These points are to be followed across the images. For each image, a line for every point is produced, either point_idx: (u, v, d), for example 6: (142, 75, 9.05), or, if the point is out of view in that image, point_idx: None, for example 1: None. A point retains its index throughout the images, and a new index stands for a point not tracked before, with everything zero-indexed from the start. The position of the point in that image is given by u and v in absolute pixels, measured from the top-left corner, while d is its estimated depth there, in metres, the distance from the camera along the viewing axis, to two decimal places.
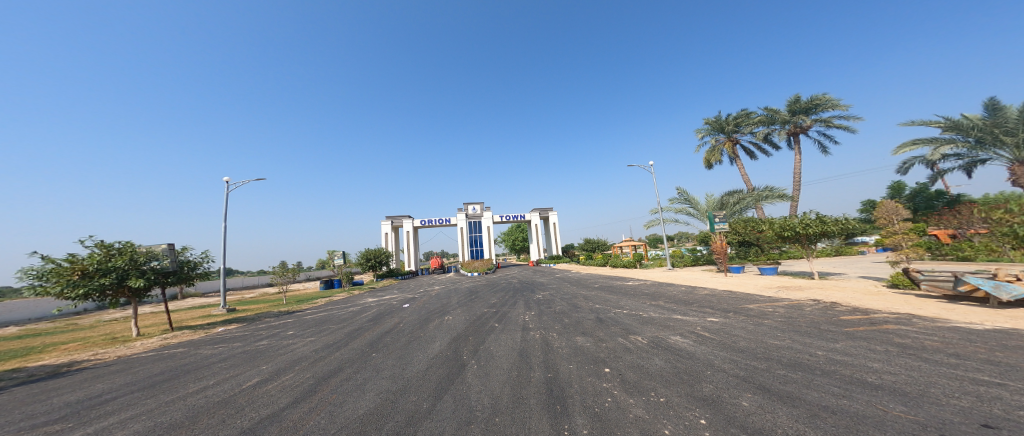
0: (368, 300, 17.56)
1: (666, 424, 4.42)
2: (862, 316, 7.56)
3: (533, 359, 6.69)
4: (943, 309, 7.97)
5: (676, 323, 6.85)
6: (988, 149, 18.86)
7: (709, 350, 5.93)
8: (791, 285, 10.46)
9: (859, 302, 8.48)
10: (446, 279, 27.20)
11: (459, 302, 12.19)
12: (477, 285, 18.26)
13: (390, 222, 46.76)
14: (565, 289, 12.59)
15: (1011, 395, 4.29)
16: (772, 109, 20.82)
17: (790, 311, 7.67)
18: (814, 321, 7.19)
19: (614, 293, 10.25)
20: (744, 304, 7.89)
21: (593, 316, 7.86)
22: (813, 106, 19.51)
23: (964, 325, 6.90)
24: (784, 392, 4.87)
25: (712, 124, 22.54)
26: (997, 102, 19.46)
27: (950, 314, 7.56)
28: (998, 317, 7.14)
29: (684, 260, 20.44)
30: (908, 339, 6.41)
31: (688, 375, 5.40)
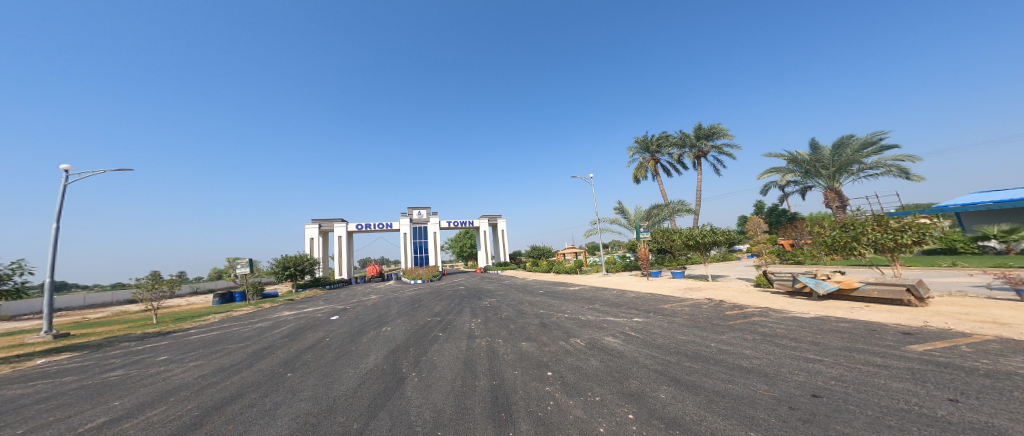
0: (282, 314, 15.44)
1: (601, 423, 4.95)
2: (739, 311, 9.45)
3: (478, 367, 6.80)
4: (791, 303, 10.41)
5: (609, 324, 7.66)
6: (812, 178, 25.08)
7: (636, 348, 6.78)
8: (694, 286, 12.46)
9: (737, 299, 10.56)
10: (382, 288, 25.23)
11: (398, 311, 11.61)
12: (418, 294, 17.41)
13: (317, 225, 41.60)
14: (512, 295, 12.92)
15: (826, 369, 5.89)
16: (684, 134, 24.52)
17: (691, 309, 9.18)
18: (708, 317, 8.75)
19: (556, 298, 10.92)
20: (660, 305, 9.18)
21: (537, 321, 8.29)
22: (712, 133, 23.48)
23: (802, 314, 9.13)
24: (690, 383, 5.86)
25: (638, 143, 25.47)
26: (817, 143, 25.93)
27: (793, 306, 9.93)
28: (821, 308, 9.63)
29: (617, 266, 22.51)
30: (769, 328, 8.22)
31: (619, 373, 6.10)
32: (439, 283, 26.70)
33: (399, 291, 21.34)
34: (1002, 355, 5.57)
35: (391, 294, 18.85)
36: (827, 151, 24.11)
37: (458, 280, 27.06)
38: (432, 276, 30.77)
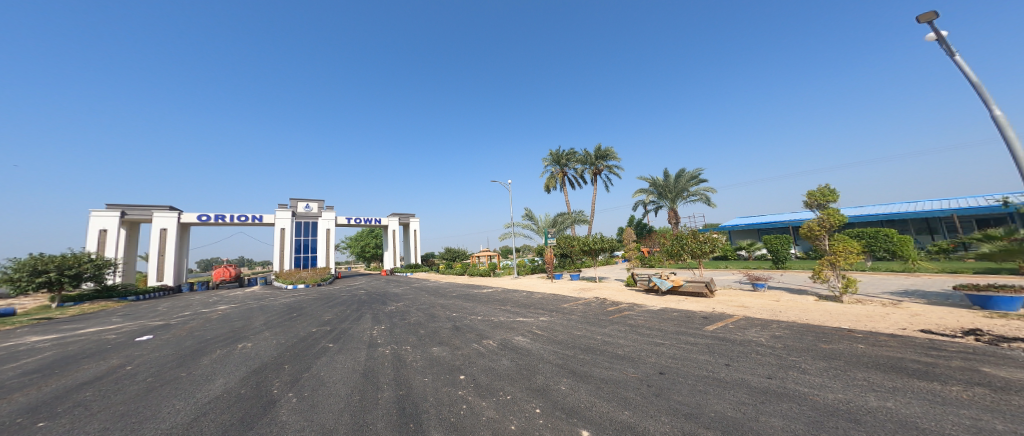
0: (36, 339, 10.55)
1: (513, 419, 5.08)
2: (615, 307, 11.06)
3: (381, 378, 6.16)
4: (652, 298, 12.82)
5: (519, 324, 8.03)
6: (662, 199, 31.41)
7: (542, 345, 7.27)
8: (588, 287, 14.12)
9: (617, 297, 12.41)
10: (244, 295, 20.31)
11: (271, 323, 9.62)
12: (294, 301, 14.67)
13: (119, 214, 30.41)
14: (421, 298, 12.20)
15: (666, 350, 7.46)
16: (586, 153, 27.56)
17: (584, 306, 10.37)
18: (596, 313, 10.04)
19: (469, 300, 10.85)
20: (562, 304, 10.09)
21: (449, 325, 8.07)
22: (606, 155, 26.91)
23: (659, 306, 11.30)
24: (583, 372, 6.60)
25: (550, 156, 27.41)
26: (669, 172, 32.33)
27: (651, 301, 12.22)
28: (673, 300, 12.15)
29: (526, 269, 23.56)
30: (632, 319, 9.88)
31: (528, 371, 6.42)
32: (330, 287, 23.12)
33: (269, 298, 17.61)
34: (746, 328, 7.22)
35: (247, 303, 15.25)
36: (669, 177, 30.59)
37: (354, 284, 24.03)
38: (319, 279, 26.42)
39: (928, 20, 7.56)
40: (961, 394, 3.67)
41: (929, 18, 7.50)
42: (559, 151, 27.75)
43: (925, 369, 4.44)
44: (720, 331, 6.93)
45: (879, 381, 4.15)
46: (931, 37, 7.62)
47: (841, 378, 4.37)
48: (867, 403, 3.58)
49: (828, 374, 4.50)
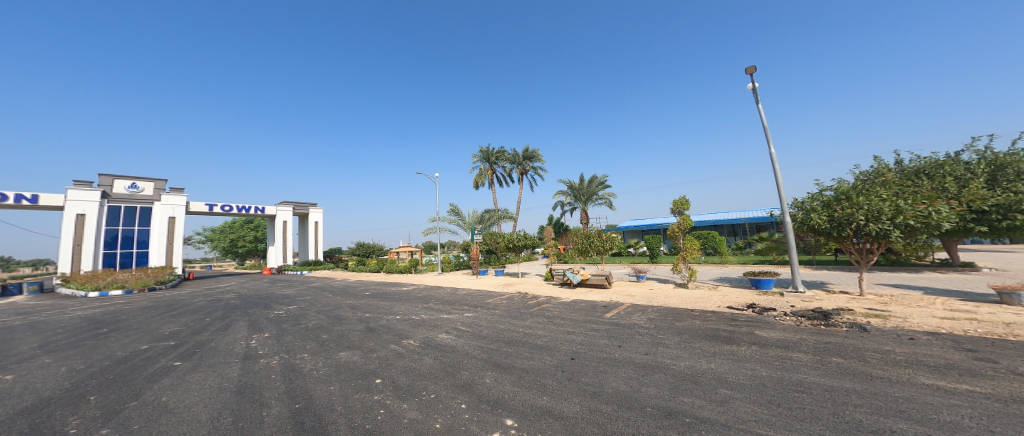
0: None
1: (438, 418, 4.80)
2: (533, 300, 11.54)
3: (272, 390, 5.21)
4: (566, 290, 13.82)
5: (442, 322, 7.92)
6: (576, 201, 34.10)
7: (467, 342, 7.30)
8: (511, 283, 14.54)
9: (538, 292, 13.01)
10: (35, 305, 15.01)
11: (83, 343, 7.31)
12: (107, 314, 11.31)
13: None
14: (324, 300, 10.95)
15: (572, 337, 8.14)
16: (515, 152, 28.24)
17: (507, 301, 10.70)
18: (518, 308, 10.38)
19: (386, 300, 10.22)
20: (485, 300, 10.25)
21: (362, 326, 7.54)
22: (532, 156, 27.93)
23: (574, 296, 12.19)
24: (505, 365, 6.78)
25: (481, 151, 27.29)
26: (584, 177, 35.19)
27: (565, 292, 13.13)
28: (585, 291, 13.31)
29: (450, 265, 23.06)
30: (547, 308, 10.26)
31: (452, 367, 6.33)
32: (196, 289, 18.96)
33: (52, 312, 13.02)
34: (631, 315, 7.94)
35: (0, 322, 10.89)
36: (583, 181, 33.38)
37: (237, 285, 20.25)
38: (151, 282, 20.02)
39: (751, 68, 10.56)
40: (746, 352, 4.63)
41: (752, 66, 10.52)
42: (490, 149, 27.83)
43: (730, 335, 5.57)
44: (614, 316, 7.83)
45: (706, 347, 4.88)
46: (751, 86, 10.77)
47: (697, 349, 4.81)
48: (697, 367, 4.08)
49: (681, 346, 5.03)
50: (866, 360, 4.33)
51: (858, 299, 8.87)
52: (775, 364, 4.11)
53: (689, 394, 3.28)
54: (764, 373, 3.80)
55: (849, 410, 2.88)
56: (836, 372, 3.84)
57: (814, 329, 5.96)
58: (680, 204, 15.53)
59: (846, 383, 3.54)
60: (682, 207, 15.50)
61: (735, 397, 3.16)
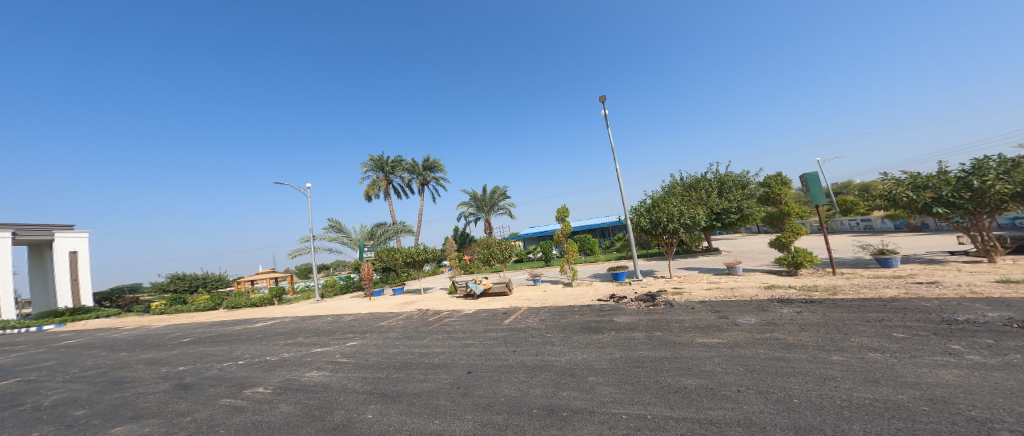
0: None
1: None
2: (435, 315, 11.01)
3: None
4: (465, 301, 13.65)
5: (315, 357, 6.94)
6: (478, 212, 34.56)
7: (347, 370, 6.49)
8: (411, 300, 13.76)
9: (439, 306, 12.61)
10: None
11: None
12: None
13: None
14: (123, 359, 8.22)
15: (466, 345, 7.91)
16: (413, 162, 27.01)
17: (404, 322, 10.03)
18: (415, 326, 9.59)
19: (229, 344, 8.36)
20: (378, 324, 9.44)
21: (181, 385, 5.95)
22: (434, 166, 27.32)
23: (477, 306, 12.15)
24: None
25: (370, 157, 25.19)
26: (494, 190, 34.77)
27: (467, 304, 12.99)
28: (488, 300, 13.42)
29: (335, 290, 20.26)
30: (448, 323, 9.65)
31: (320, 410, 4.79)
32: None
33: None
34: (525, 318, 8.29)
35: None
36: (485, 192, 34.06)
37: None
38: None
39: (603, 97, 12.88)
40: (608, 338, 5.32)
41: (604, 96, 12.80)
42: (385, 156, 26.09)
43: (598, 324, 6.35)
44: (511, 322, 8.11)
45: (581, 340, 5.44)
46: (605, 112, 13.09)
47: (575, 343, 5.32)
48: (575, 360, 4.48)
49: (563, 342, 5.49)
50: (669, 330, 5.43)
51: (675, 280, 11.20)
52: (623, 346, 4.83)
53: (566, 387, 3.57)
54: (619, 355, 4.41)
55: (667, 375, 3.53)
56: (657, 344, 4.70)
57: (647, 310, 7.24)
58: (562, 212, 17.20)
59: (662, 352, 4.34)
60: (563, 215, 17.22)
61: (600, 382, 3.57)
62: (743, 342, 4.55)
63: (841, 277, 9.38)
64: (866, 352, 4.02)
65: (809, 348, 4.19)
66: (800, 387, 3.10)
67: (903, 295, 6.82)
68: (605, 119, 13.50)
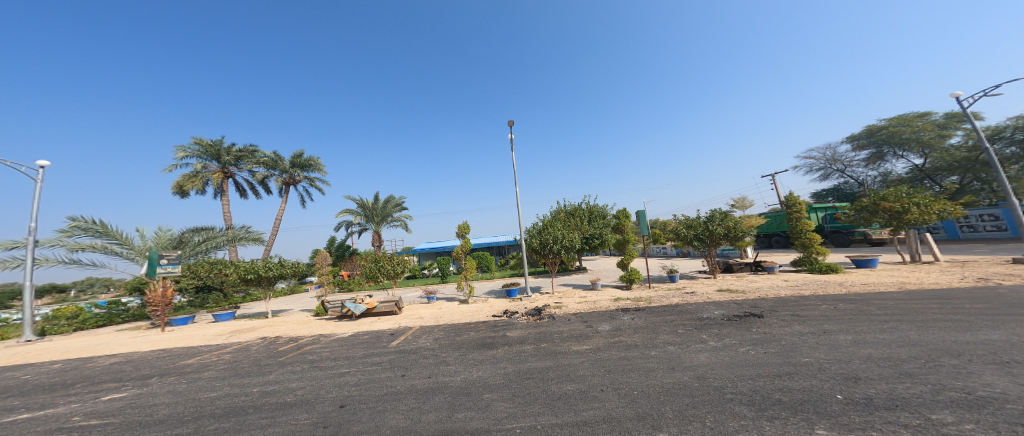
0: None
1: None
2: (292, 344, 9.07)
3: None
4: (332, 325, 11.73)
5: (32, 428, 4.70)
6: (367, 222, 30.85)
7: (133, 423, 4.67)
8: (244, 328, 11.10)
9: (292, 332, 10.50)
10: None
11: None
12: None
13: None
14: None
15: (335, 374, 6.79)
16: (275, 156, 22.37)
17: (242, 356, 7.93)
18: (262, 359, 7.68)
19: None
20: (199, 366, 7.18)
21: None
22: (308, 165, 23.46)
23: (350, 329, 10.62)
24: None
25: (197, 138, 19.42)
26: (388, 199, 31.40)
27: (339, 327, 11.22)
28: (368, 320, 11.98)
29: (72, 325, 13.63)
30: (313, 352, 8.12)
31: None
32: None
33: None
34: (414, 339, 7.70)
35: None
36: (377, 200, 30.88)
37: None
38: None
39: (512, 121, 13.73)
40: (501, 353, 5.42)
41: (511, 120, 13.79)
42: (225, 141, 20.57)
43: (492, 340, 6.44)
44: (401, 343, 7.44)
45: (475, 357, 5.39)
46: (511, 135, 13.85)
47: (470, 360, 5.24)
48: (469, 378, 4.39)
49: (457, 360, 5.33)
50: (550, 341, 5.91)
51: (556, 296, 12.30)
52: (513, 360, 5.00)
53: (463, 408, 3.46)
54: (511, 369, 4.56)
55: (552, 383, 3.82)
56: (542, 355, 5.06)
57: (535, 323, 7.72)
58: (463, 228, 17.15)
59: (546, 362, 4.69)
60: (463, 231, 17.13)
61: (494, 399, 3.59)
62: (603, 347, 5.29)
63: (669, 288, 12.03)
64: (670, 347, 5.24)
65: (641, 348, 5.16)
66: (641, 381, 3.78)
67: (705, 302, 9.19)
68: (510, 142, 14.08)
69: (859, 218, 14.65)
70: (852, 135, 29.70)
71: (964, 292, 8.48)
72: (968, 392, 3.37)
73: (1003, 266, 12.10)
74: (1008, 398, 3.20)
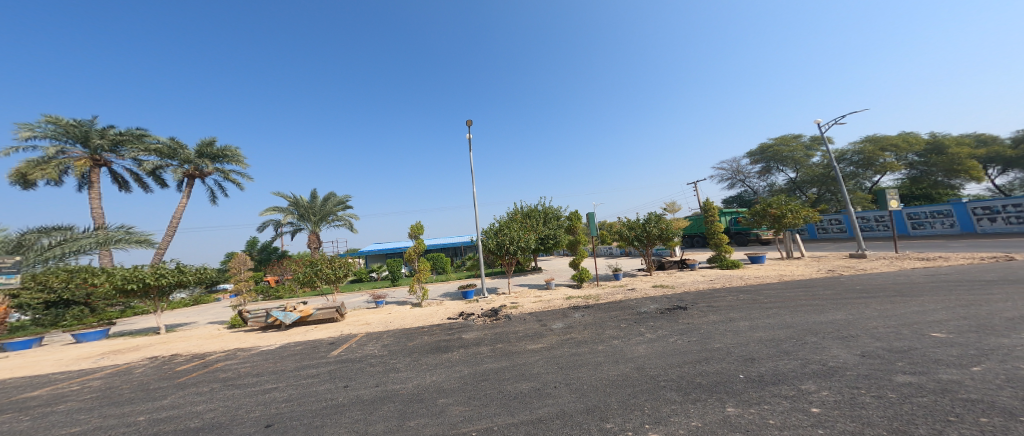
0: None
1: None
2: (199, 362, 7.82)
3: None
4: (254, 337, 10.39)
5: None
6: (302, 221, 28.10)
7: None
8: (124, 348, 9.40)
9: (199, 348, 9.10)
10: None
11: None
12: None
13: None
14: None
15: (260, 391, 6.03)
16: (172, 142, 18.96)
17: (133, 381, 6.65)
18: (160, 382, 6.51)
19: None
20: (73, 398, 5.86)
21: None
22: (221, 155, 20.41)
23: (280, 340, 9.54)
24: None
25: (51, 117, 15.69)
26: (328, 197, 28.91)
27: (262, 339, 9.96)
28: (301, 329, 10.88)
29: None
30: (231, 368, 7.14)
31: None
32: None
33: None
34: (358, 347, 7.17)
35: None
36: (314, 199, 28.27)
37: None
38: None
39: (469, 121, 13.44)
40: (456, 356, 5.31)
41: (469, 120, 13.50)
42: (95, 123, 16.97)
43: (447, 343, 6.27)
44: (343, 352, 6.88)
45: (428, 362, 5.21)
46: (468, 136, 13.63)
47: (423, 365, 5.05)
48: (423, 383, 4.23)
49: (409, 367, 5.10)
50: (505, 342, 5.92)
51: (512, 296, 12.39)
52: (467, 362, 4.92)
53: (414, 416, 3.33)
54: (467, 372, 4.48)
55: (508, 383, 3.85)
56: (497, 356, 5.06)
57: (488, 325, 7.69)
58: (416, 229, 16.41)
59: (501, 363, 4.70)
60: (417, 231, 16.45)
61: (449, 403, 3.50)
62: (555, 345, 5.46)
63: (612, 286, 12.86)
64: (613, 341, 5.59)
65: (588, 343, 5.42)
66: (589, 376, 3.96)
67: (642, 297, 9.98)
68: (468, 142, 13.94)
69: (753, 221, 17.16)
70: (749, 151, 34.57)
71: (823, 281, 10.42)
72: (824, 363, 4.12)
73: (844, 259, 15.14)
74: (848, 366, 3.98)
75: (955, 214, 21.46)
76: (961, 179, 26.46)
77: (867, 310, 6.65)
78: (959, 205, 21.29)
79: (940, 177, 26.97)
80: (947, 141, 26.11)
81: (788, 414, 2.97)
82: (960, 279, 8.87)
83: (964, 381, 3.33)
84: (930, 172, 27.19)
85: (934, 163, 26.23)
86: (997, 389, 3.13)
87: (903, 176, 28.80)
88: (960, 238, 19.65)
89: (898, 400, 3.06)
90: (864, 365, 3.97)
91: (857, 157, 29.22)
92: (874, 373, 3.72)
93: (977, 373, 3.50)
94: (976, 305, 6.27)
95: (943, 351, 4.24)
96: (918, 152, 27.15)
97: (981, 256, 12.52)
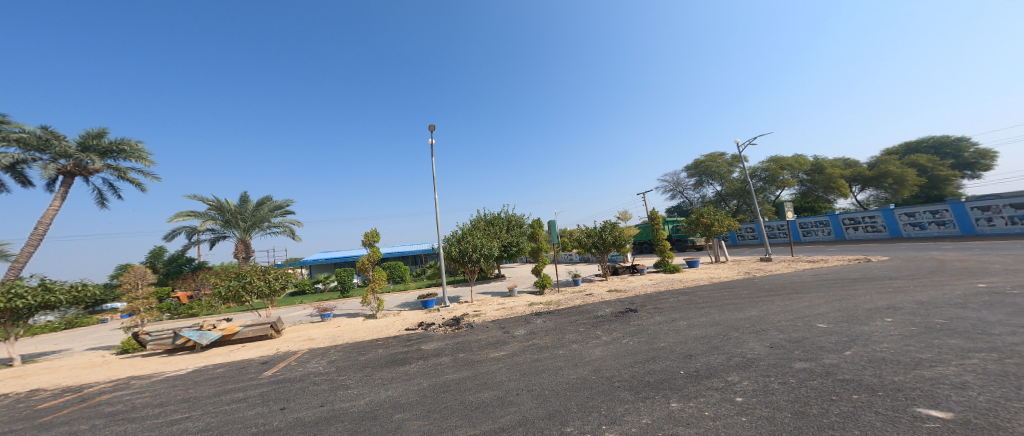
0: None
1: None
2: (75, 397, 6.51)
3: None
4: (160, 363, 8.97)
5: None
6: (228, 227, 25.34)
7: None
8: None
9: (76, 380, 7.63)
10: None
11: None
12: None
13: None
14: None
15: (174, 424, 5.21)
16: (44, 132, 15.37)
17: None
18: (26, 425, 5.31)
19: None
20: None
21: None
22: (114, 149, 16.85)
23: (202, 363, 8.40)
24: None
25: None
26: (261, 201, 26.38)
27: (167, 365, 8.60)
28: (224, 350, 9.68)
29: None
30: (132, 399, 6.09)
31: None
32: None
33: None
34: (299, 365, 6.53)
35: None
36: (244, 202, 25.73)
37: None
38: None
39: (433, 127, 13.25)
40: (414, 369, 5.09)
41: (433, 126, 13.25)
42: None
43: (405, 355, 5.98)
44: (279, 372, 6.23)
45: (383, 376, 4.93)
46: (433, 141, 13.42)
47: (377, 380, 4.76)
48: (376, 400, 3.98)
49: (360, 383, 4.77)
50: (466, 351, 5.80)
51: (474, 304, 12.17)
52: (425, 374, 4.73)
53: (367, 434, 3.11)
54: (425, 384, 4.30)
55: (469, 394, 3.75)
56: (459, 366, 4.93)
57: (447, 335, 7.46)
58: (371, 236, 15.64)
59: (462, 373, 4.59)
60: (373, 239, 15.64)
61: (407, 418, 3.34)
62: (517, 352, 5.46)
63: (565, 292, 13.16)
64: (567, 345, 5.70)
65: (545, 349, 5.48)
66: (549, 380, 4.02)
67: (591, 302, 10.35)
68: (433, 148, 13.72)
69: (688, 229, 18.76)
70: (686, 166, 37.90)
71: (742, 282, 11.63)
72: (743, 356, 4.57)
73: (756, 262, 17.12)
74: (762, 356, 4.46)
75: (830, 223, 25.45)
76: (835, 195, 31.30)
77: (774, 305, 7.55)
78: (833, 215, 25.18)
79: (820, 193, 31.71)
80: (825, 163, 30.78)
81: (719, 405, 3.23)
82: (837, 277, 10.48)
83: (841, 364, 3.89)
84: (814, 188, 31.81)
85: (817, 181, 30.82)
86: (863, 368, 3.70)
87: (795, 192, 33.27)
88: (836, 243, 23.26)
89: (798, 385, 3.48)
90: (772, 355, 4.48)
91: (764, 173, 33.28)
92: (780, 361, 4.21)
93: (849, 356, 4.11)
94: (847, 298, 7.44)
95: (826, 338, 4.93)
96: (807, 171, 31.55)
97: (849, 258, 14.95)
